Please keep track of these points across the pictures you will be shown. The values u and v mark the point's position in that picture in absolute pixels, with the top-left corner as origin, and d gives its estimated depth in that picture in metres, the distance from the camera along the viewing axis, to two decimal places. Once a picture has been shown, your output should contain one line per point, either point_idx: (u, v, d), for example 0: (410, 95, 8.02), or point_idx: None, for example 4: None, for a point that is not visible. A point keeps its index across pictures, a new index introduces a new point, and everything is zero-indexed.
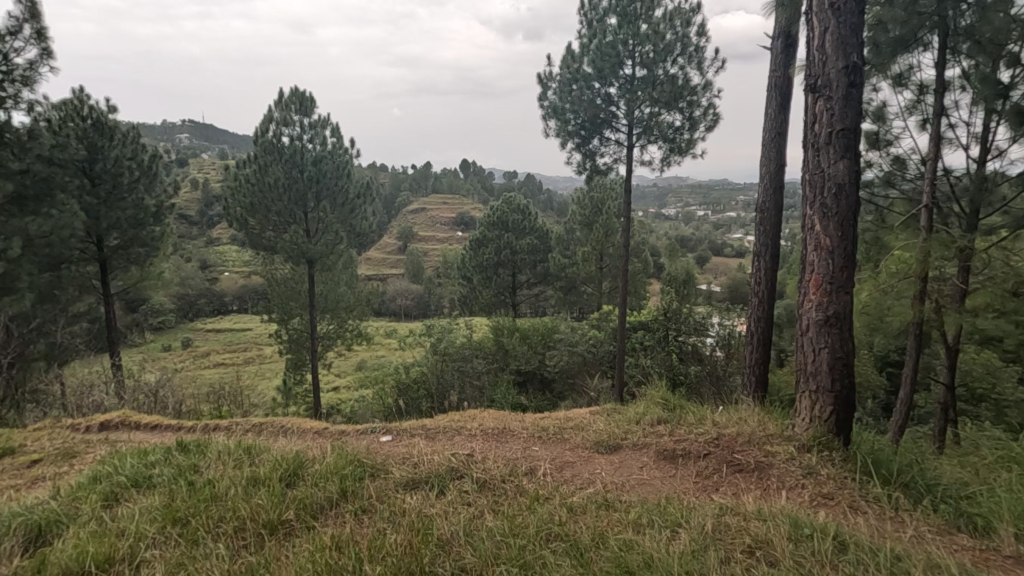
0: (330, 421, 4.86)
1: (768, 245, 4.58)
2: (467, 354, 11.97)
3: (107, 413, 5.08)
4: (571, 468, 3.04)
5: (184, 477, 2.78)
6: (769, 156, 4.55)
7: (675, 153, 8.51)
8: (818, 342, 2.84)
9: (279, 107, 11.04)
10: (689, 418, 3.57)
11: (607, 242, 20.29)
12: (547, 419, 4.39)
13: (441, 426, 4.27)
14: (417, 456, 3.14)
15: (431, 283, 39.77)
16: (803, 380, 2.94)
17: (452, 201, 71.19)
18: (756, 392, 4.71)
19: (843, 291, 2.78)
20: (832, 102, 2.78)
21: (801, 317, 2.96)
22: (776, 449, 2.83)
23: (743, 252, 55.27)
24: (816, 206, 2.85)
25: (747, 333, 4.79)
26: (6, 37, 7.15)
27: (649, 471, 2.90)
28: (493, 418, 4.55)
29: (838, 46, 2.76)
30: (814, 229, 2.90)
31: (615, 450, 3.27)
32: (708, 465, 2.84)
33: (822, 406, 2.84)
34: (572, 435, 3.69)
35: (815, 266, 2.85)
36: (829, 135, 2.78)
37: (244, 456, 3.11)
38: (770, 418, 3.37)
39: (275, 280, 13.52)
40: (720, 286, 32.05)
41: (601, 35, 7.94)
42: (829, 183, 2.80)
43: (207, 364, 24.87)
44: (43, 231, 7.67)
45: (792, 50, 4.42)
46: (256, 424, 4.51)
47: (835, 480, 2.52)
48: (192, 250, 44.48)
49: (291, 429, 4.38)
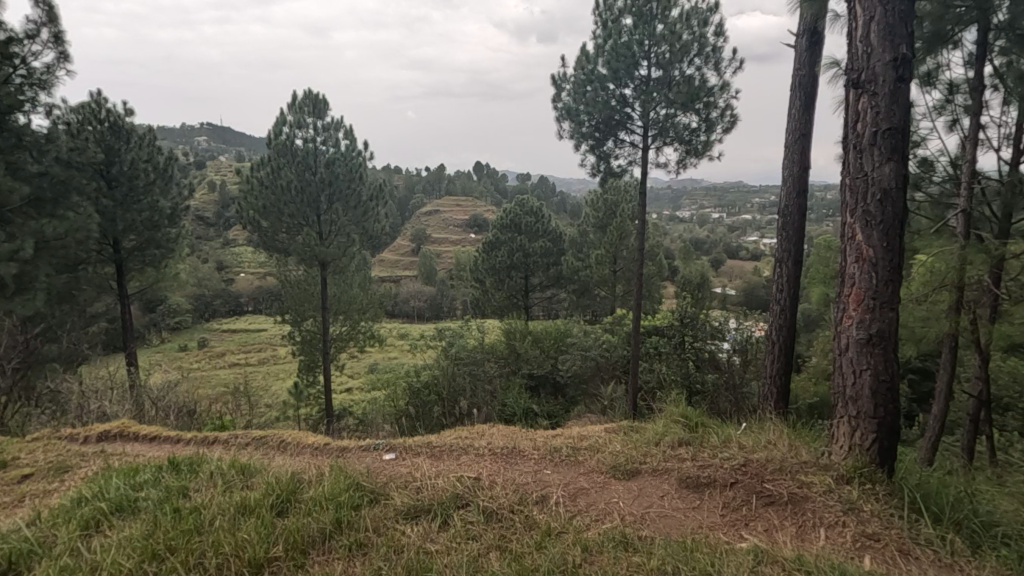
0: (332, 435, 4.79)
1: (792, 251, 4.41)
2: (479, 358, 11.89)
3: (107, 422, 5.05)
4: (586, 496, 2.92)
5: (171, 502, 2.70)
6: (792, 159, 4.39)
7: (691, 155, 8.36)
8: (860, 364, 2.71)
9: (293, 110, 11.07)
10: (713, 438, 3.46)
11: (621, 245, 20.08)
12: (558, 437, 4.27)
13: (447, 444, 4.15)
14: (421, 480, 3.05)
15: (444, 285, 39.81)
16: (841, 404, 2.84)
17: (465, 203, 71.31)
18: (778, 404, 4.55)
19: (887, 307, 2.65)
20: (877, 99, 2.64)
21: (839, 335, 2.84)
22: (811, 479, 2.69)
23: (759, 254, 54.62)
24: (858, 213, 2.72)
25: (767, 343, 4.64)
26: (24, 41, 7.22)
27: (671, 502, 2.77)
28: (502, 435, 4.46)
29: (884, 37, 2.63)
30: (854, 238, 2.76)
31: (633, 476, 3.15)
32: (734, 495, 2.71)
33: (863, 433, 2.73)
34: (586, 457, 3.58)
35: (856, 278, 2.72)
36: (874, 134, 2.64)
37: (236, 479, 3.02)
38: (802, 442, 3.24)
39: (288, 282, 13.55)
40: (736, 290, 31.65)
41: (616, 35, 7.82)
42: (874, 187, 2.66)
43: (221, 365, 25.10)
44: (59, 233, 7.71)
45: (817, 47, 4.25)
46: (256, 438, 4.45)
47: (880, 519, 2.37)
48: (209, 252, 45.05)
49: (291, 444, 4.32)
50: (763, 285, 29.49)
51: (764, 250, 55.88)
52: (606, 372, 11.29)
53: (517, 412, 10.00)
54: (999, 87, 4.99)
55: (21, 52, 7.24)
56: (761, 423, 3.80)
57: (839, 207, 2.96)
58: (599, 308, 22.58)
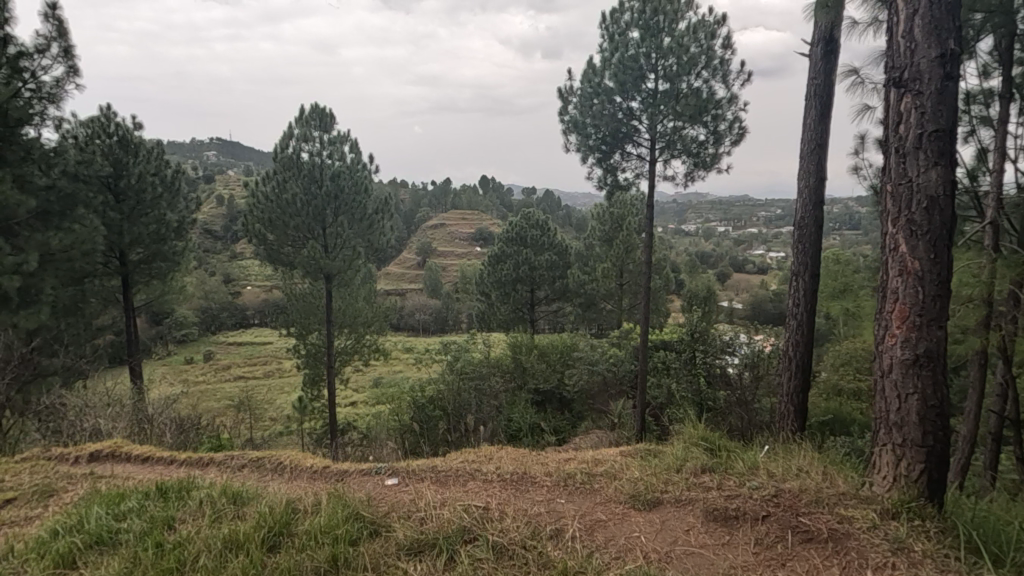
0: (330, 456, 4.68)
1: (808, 263, 4.30)
2: (484, 372, 11.79)
3: (101, 441, 4.97)
4: (605, 530, 2.79)
5: (153, 535, 2.60)
6: (808, 170, 4.29)
7: (699, 168, 8.29)
8: (907, 388, 2.60)
9: (300, 123, 11.11)
10: (739, 465, 3.33)
11: (627, 258, 20.01)
12: (570, 461, 4.15)
13: (453, 469, 4.04)
14: (424, 511, 2.94)
15: (449, 298, 39.80)
16: (885, 431, 2.72)
17: (470, 217, 71.53)
18: (794, 422, 4.41)
19: (935, 325, 2.54)
20: (923, 99, 2.54)
21: (881, 355, 2.73)
22: (853, 513, 2.54)
23: (765, 268, 54.43)
24: (902, 222, 2.61)
25: (784, 359, 4.51)
26: (35, 56, 7.28)
27: (697, 536, 2.62)
28: (510, 459, 4.34)
29: (930, 32, 2.53)
30: (898, 249, 2.65)
31: (654, 507, 3.02)
32: (768, 530, 2.56)
33: (909, 463, 2.61)
34: (602, 485, 3.45)
35: (901, 293, 2.61)
36: (920, 137, 2.54)
37: (227, 510, 2.90)
38: (836, 470, 3.11)
39: (293, 295, 13.53)
40: (743, 303, 31.43)
41: (623, 49, 7.81)
42: (920, 195, 2.55)
43: (226, 378, 25.08)
44: (64, 244, 7.66)
45: (833, 56, 4.16)
46: (253, 459, 4.37)
47: (933, 559, 2.19)
48: (216, 265, 45.32)
49: (289, 466, 4.22)
50: (769, 298, 29.29)
51: (771, 263, 55.71)
52: (613, 387, 11.06)
53: (523, 427, 9.85)
54: (1018, 98, 4.93)
55: (31, 66, 7.29)
56: (783, 448, 3.66)
57: (878, 216, 2.85)
58: (604, 322, 22.47)
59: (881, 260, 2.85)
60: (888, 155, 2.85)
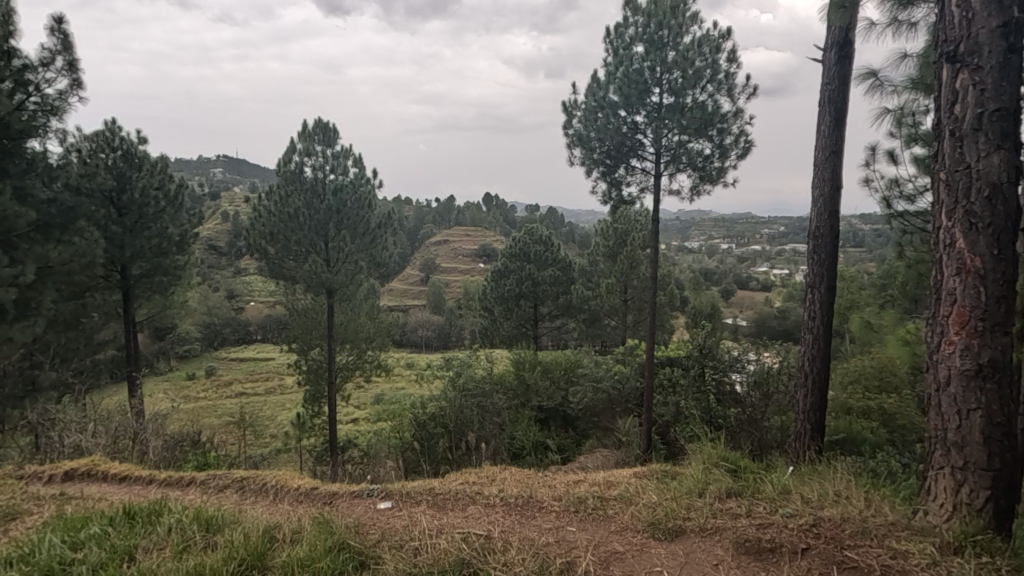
0: (320, 478, 4.52)
1: (823, 275, 4.16)
2: (487, 389, 11.43)
3: (79, 459, 4.83)
4: (622, 563, 2.63)
5: (109, 568, 2.44)
6: (823, 178, 4.16)
7: (705, 182, 8.21)
8: (969, 402, 2.45)
9: (303, 138, 11.12)
10: (768, 488, 3.18)
11: (632, 274, 19.39)
12: (577, 484, 3.98)
13: (452, 492, 3.88)
14: (421, 540, 2.78)
15: (452, 315, 39.68)
16: (944, 452, 2.58)
17: (474, 233, 71.76)
18: (811, 441, 4.23)
19: (998, 331, 2.40)
20: (982, 74, 2.43)
21: (938, 366, 2.59)
22: (907, 547, 2.37)
23: (770, 285, 54.30)
24: (960, 214, 2.49)
25: (799, 375, 4.35)
26: (40, 69, 7.30)
27: (727, 571, 2.44)
28: (514, 482, 4.18)
29: (991, 1, 2.42)
30: (955, 245, 2.52)
31: (676, 537, 2.85)
32: (809, 565, 2.37)
33: (973, 490, 2.46)
34: (617, 512, 3.28)
35: (959, 295, 2.49)
36: (980, 117, 2.43)
37: (198, 541, 2.73)
38: (880, 497, 2.95)
39: (295, 310, 13.41)
40: (748, 320, 31.18)
41: (627, 62, 7.79)
42: (980, 181, 2.43)
43: (228, 394, 24.94)
44: (64, 258, 7.55)
45: (847, 60, 4.03)
46: (237, 480, 4.22)
47: None
48: (221, 281, 45.49)
49: (276, 488, 4.07)
50: (775, 315, 29.09)
51: (775, 280, 55.47)
52: (619, 406, 10.82)
53: (525, 445, 9.86)
54: None
55: (35, 79, 7.32)
56: (811, 473, 3.49)
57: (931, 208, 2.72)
58: (608, 338, 22.19)
59: (933, 261, 2.72)
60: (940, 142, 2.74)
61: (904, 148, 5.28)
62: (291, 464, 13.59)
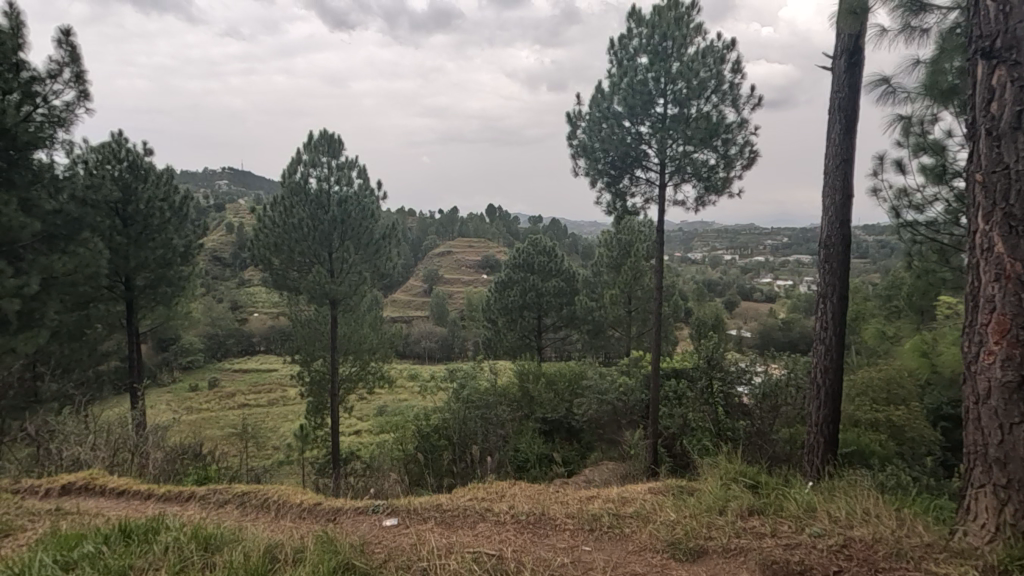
0: (322, 492, 4.45)
1: (834, 285, 4.10)
2: (491, 401, 11.26)
3: (76, 472, 4.78)
4: None
5: None
6: (834, 187, 4.11)
7: (710, 192, 8.19)
8: (1011, 416, 2.38)
9: (308, 149, 11.17)
10: (792, 506, 3.11)
11: (637, 285, 19.24)
12: (587, 500, 3.90)
13: (460, 508, 3.82)
14: (430, 559, 2.72)
15: (455, 326, 39.62)
16: (984, 469, 2.50)
17: (477, 245, 71.90)
18: (825, 454, 4.14)
19: None
20: (1021, 71, 2.38)
21: (977, 378, 2.52)
22: (948, 570, 2.29)
23: (773, 296, 54.18)
24: (999, 218, 2.43)
25: (811, 387, 4.27)
26: (47, 80, 7.36)
27: None
28: (524, 497, 4.11)
29: None
30: (993, 252, 2.46)
31: (699, 557, 2.77)
32: None
33: (1018, 510, 2.37)
34: (635, 531, 3.21)
35: (998, 302, 2.42)
36: (1018, 118, 2.37)
37: (196, 561, 2.66)
38: (914, 516, 2.87)
39: (299, 321, 13.38)
40: (752, 331, 31.05)
41: (632, 73, 7.81)
42: (1020, 183, 2.36)
43: (231, 405, 24.89)
44: (68, 268, 7.53)
45: (856, 68, 3.99)
46: (238, 494, 4.16)
47: None
48: (224, 292, 45.59)
49: (278, 503, 4.00)
50: (779, 326, 29.00)
51: (779, 292, 55.32)
52: (624, 418, 10.66)
53: (530, 458, 9.87)
54: None
55: (42, 91, 7.37)
56: (835, 489, 3.41)
57: (967, 213, 2.67)
58: (612, 350, 22.07)
59: (969, 268, 2.66)
60: (973, 144, 2.68)
61: (911, 158, 5.24)
62: (293, 477, 13.48)
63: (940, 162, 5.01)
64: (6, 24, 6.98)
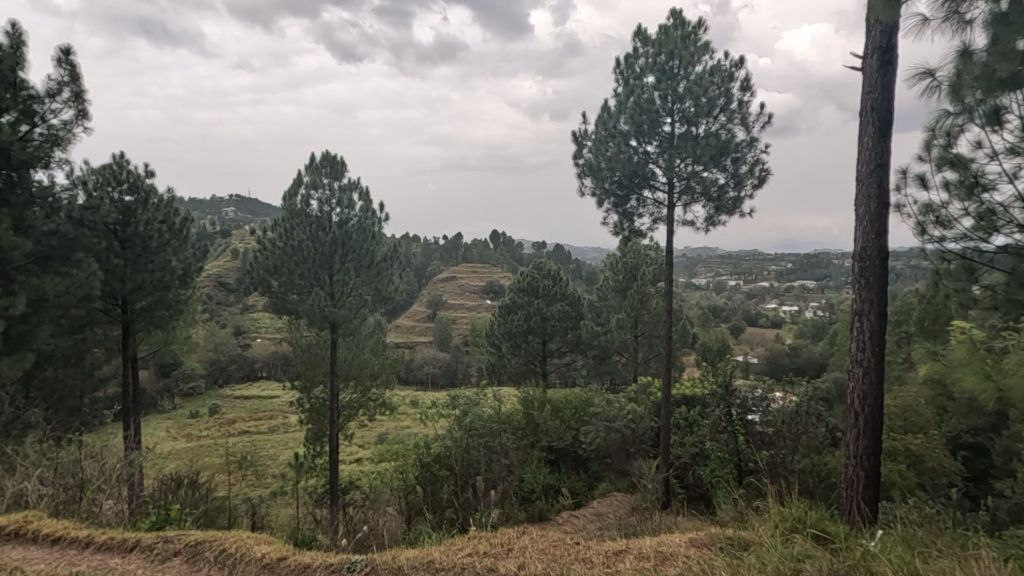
0: (295, 543, 4.07)
1: (872, 301, 3.80)
2: (494, 429, 10.74)
3: (16, 513, 4.42)
4: None
5: None
6: (867, 195, 3.85)
7: (721, 213, 7.97)
8: None
9: (310, 171, 11.08)
10: (887, 568, 2.72)
11: (643, 309, 18.83)
12: (614, 560, 3.50)
13: (458, 568, 3.47)
14: None
15: (458, 352, 39.34)
16: None
17: (481, 270, 71.90)
18: (867, 491, 3.79)
19: None
20: None
21: None
22: None
23: (779, 321, 53.74)
24: None
25: (850, 415, 3.93)
26: (47, 99, 7.28)
27: None
28: (538, 554, 3.70)
29: None
30: None
31: None
32: None
33: None
34: None
35: None
36: None
37: None
38: None
39: (299, 346, 13.12)
40: (760, 356, 30.57)
41: (638, 92, 7.66)
42: None
43: (230, 432, 24.45)
44: (59, 290, 7.25)
45: (890, 67, 3.75)
46: (195, 544, 3.83)
47: None
48: (228, 318, 45.50)
49: (243, 559, 3.63)
50: (786, 352, 28.55)
51: (786, 317, 54.90)
52: (633, 447, 10.49)
53: (535, 489, 10.00)
54: None
55: (40, 110, 7.30)
56: (920, 548, 3.00)
57: None
58: (618, 376, 21.56)
59: None
60: None
61: (935, 173, 5.03)
62: (289, 509, 12.98)
63: (967, 175, 4.76)
64: (6, 43, 6.93)
